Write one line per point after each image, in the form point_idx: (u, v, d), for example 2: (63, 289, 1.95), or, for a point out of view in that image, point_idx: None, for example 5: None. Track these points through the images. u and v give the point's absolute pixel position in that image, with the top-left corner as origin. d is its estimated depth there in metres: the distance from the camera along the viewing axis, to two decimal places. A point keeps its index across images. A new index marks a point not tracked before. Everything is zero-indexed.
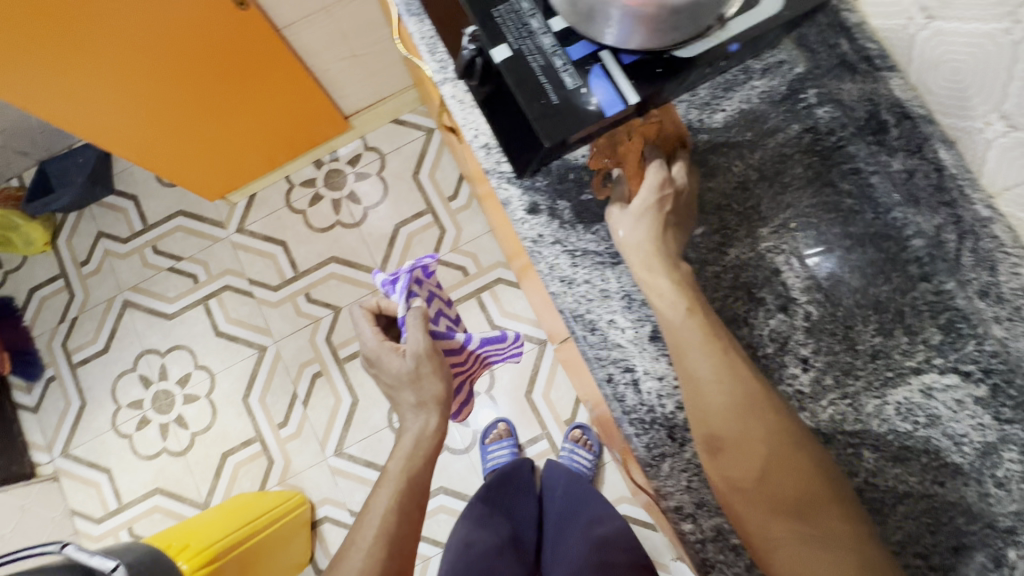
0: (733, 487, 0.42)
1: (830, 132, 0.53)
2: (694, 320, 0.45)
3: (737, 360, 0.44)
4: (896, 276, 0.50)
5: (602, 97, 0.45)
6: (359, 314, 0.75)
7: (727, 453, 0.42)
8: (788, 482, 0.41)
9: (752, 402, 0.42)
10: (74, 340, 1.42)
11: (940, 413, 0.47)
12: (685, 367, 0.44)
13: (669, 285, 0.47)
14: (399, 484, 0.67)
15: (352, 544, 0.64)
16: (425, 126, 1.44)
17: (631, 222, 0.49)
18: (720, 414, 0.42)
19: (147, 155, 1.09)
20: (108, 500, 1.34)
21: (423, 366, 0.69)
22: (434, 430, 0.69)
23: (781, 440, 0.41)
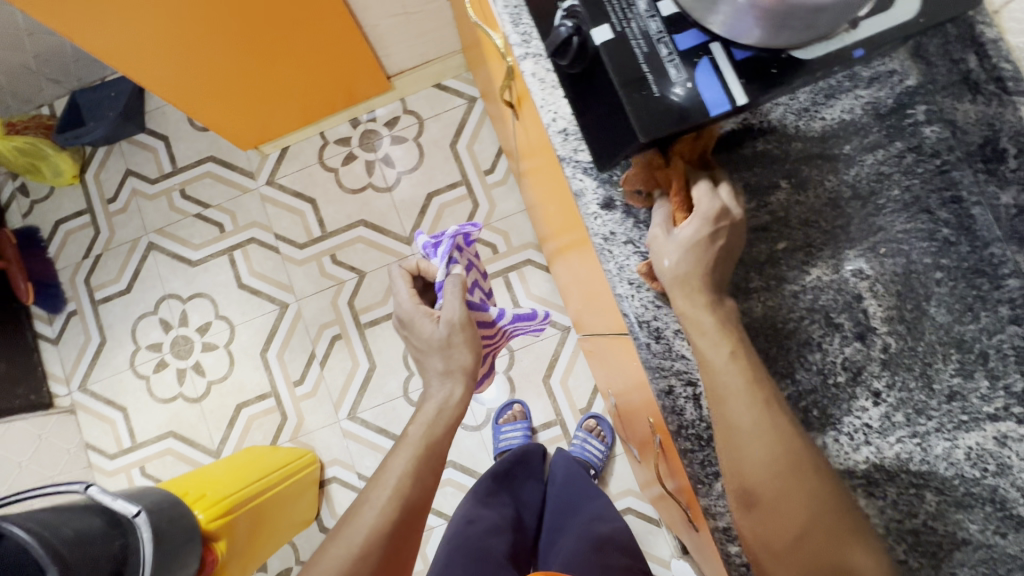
0: (765, 542, 0.42)
1: (935, 154, 0.49)
2: (734, 366, 0.44)
3: (779, 415, 0.43)
4: (985, 315, 0.47)
5: (707, 94, 0.42)
6: (396, 272, 0.71)
7: (761, 508, 0.42)
8: (826, 550, 0.41)
9: (792, 464, 0.42)
10: (98, 277, 1.41)
11: (1012, 463, 0.45)
12: (724, 416, 0.43)
13: (713, 324, 0.45)
14: (419, 449, 0.64)
15: (365, 502, 0.61)
16: (468, 94, 1.39)
17: (682, 251, 0.45)
18: (758, 472, 0.42)
19: (185, 96, 1.06)
20: (122, 438, 1.36)
21: (455, 335, 0.67)
22: (458, 401, 0.66)
23: (820, 505, 0.41)
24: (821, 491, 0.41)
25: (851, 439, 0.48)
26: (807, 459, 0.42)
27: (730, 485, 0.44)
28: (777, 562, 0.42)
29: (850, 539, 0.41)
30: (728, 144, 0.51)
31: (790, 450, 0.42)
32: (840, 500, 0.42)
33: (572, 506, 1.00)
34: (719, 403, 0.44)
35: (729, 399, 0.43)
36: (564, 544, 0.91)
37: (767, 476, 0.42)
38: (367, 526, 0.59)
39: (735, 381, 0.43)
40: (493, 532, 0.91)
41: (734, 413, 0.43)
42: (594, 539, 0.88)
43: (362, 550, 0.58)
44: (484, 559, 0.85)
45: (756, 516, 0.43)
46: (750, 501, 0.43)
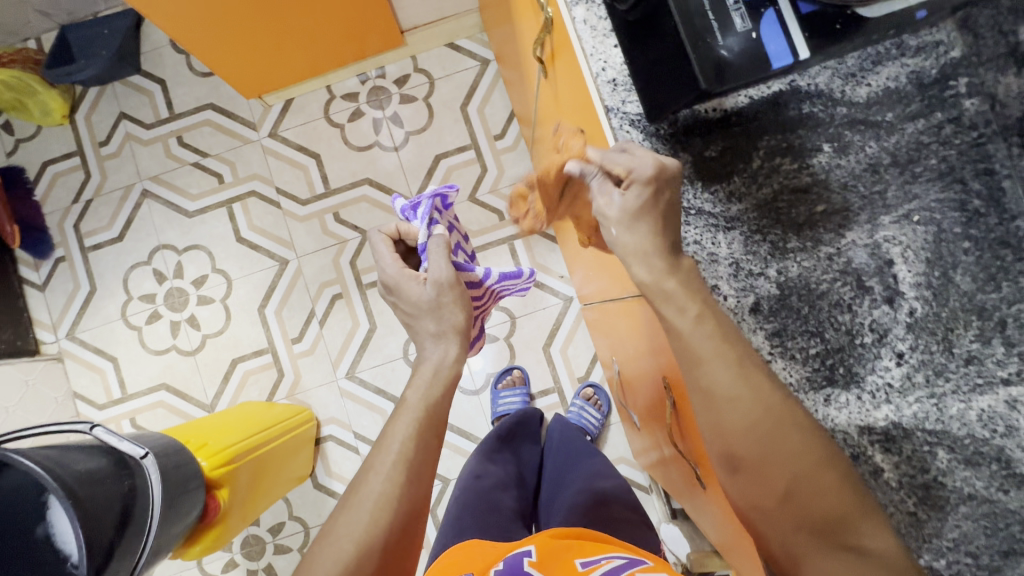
0: (754, 502, 0.47)
1: (973, 127, 0.50)
2: (704, 329, 0.47)
3: (752, 376, 0.46)
4: (1007, 285, 0.49)
5: (771, 46, 0.42)
6: (378, 238, 0.70)
7: (745, 468, 0.47)
8: (811, 498, 0.45)
9: (769, 422, 0.46)
10: (88, 224, 1.36)
11: (1020, 426, 0.48)
12: (703, 383, 0.47)
13: (676, 290, 0.48)
14: (420, 412, 0.61)
15: (368, 469, 0.58)
16: (481, 56, 1.36)
17: (624, 219, 0.50)
18: (736, 433, 0.47)
19: (187, 34, 1.01)
20: (112, 388, 1.33)
21: (443, 295, 0.66)
22: (454, 360, 0.65)
23: (802, 459, 0.45)
24: (802, 444, 0.45)
25: (873, 397, 0.50)
26: (784, 415, 0.46)
27: (716, 449, 0.49)
28: (767, 515, 0.47)
29: (836, 486, 0.44)
30: (775, 105, 0.51)
31: (765, 408, 0.46)
32: (824, 451, 0.45)
33: (569, 464, 1.03)
34: (697, 371, 0.48)
35: (704, 365, 0.47)
36: (564, 497, 0.95)
37: (745, 437, 0.47)
38: (374, 493, 0.55)
39: (709, 348, 0.47)
40: (499, 487, 0.94)
41: (709, 379, 0.47)
42: (594, 493, 0.91)
43: (372, 517, 0.54)
44: (493, 510, 0.88)
45: (744, 476, 0.47)
46: (735, 462, 0.48)
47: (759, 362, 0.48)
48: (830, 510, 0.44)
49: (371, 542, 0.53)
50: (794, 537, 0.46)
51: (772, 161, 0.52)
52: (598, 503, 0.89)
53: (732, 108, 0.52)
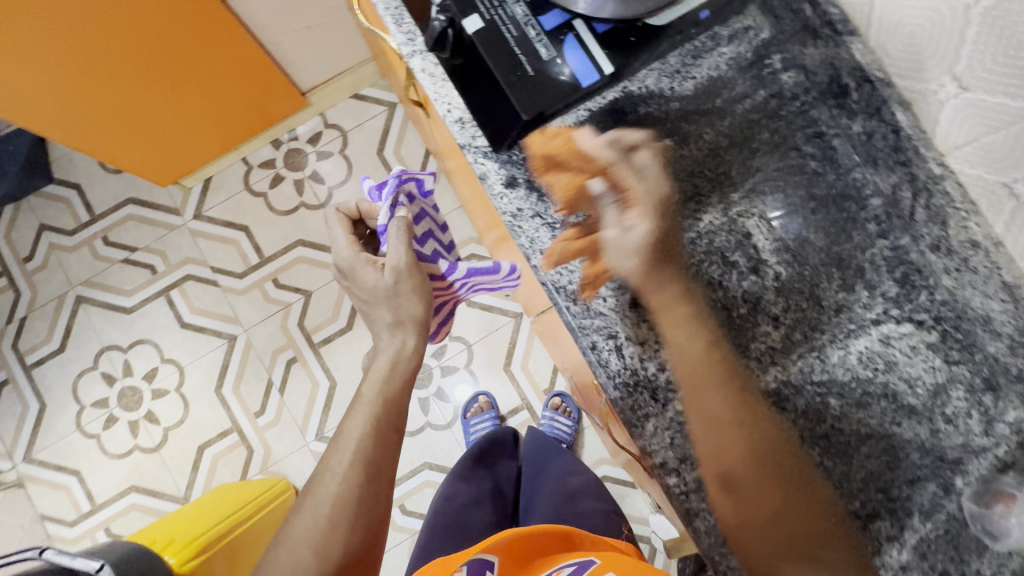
0: (741, 524, 0.47)
1: (796, 97, 0.54)
2: (709, 358, 0.48)
3: (752, 407, 0.48)
4: (857, 233, 0.53)
5: (576, 67, 0.46)
6: (333, 218, 0.65)
7: (739, 490, 0.47)
8: (795, 516, 0.46)
9: (764, 444, 0.47)
10: (27, 342, 1.34)
11: (897, 359, 0.52)
12: (704, 411, 0.48)
13: (688, 315, 0.49)
14: (374, 409, 0.61)
15: (325, 471, 0.60)
16: (387, 100, 1.40)
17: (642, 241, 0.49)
18: (737, 455, 0.47)
19: (88, 137, 1.04)
20: (80, 502, 1.29)
21: (401, 284, 0.61)
22: (412, 351, 0.63)
23: (791, 482, 0.47)
24: (788, 460, 0.47)
25: (759, 361, 0.53)
26: (776, 441, 0.48)
27: (711, 471, 0.48)
28: (752, 540, 0.47)
29: (810, 506, 0.47)
30: (614, 112, 0.54)
31: (758, 429, 0.48)
32: (805, 476, 0.48)
33: (541, 465, 1.08)
34: (700, 400, 0.48)
35: (708, 389, 0.48)
36: (540, 502, 1.00)
37: (745, 459, 0.47)
38: (331, 496, 0.59)
39: (715, 375, 0.48)
40: (471, 505, 1.00)
41: (710, 407, 0.48)
42: (566, 493, 1.00)
43: (329, 522, 0.58)
44: (463, 528, 0.95)
45: (740, 499, 0.47)
46: (732, 483, 0.47)
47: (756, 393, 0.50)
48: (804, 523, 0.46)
49: (329, 548, 0.57)
50: (775, 557, 0.46)
51: None
52: (568, 500, 0.98)
53: (575, 123, 0.53)
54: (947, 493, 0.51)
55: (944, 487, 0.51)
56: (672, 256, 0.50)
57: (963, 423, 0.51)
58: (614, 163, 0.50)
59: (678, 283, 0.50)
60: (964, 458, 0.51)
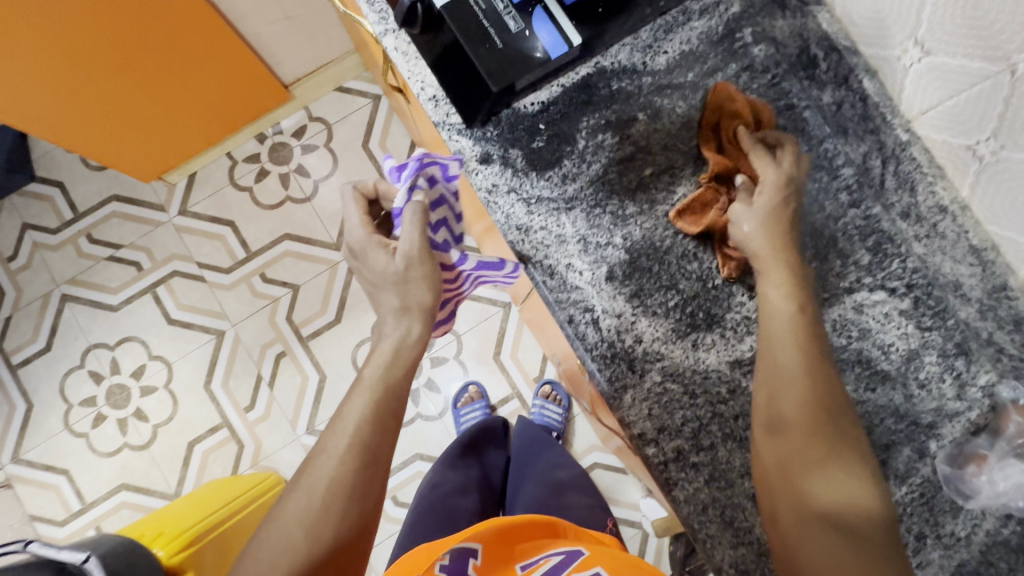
0: (778, 474, 0.43)
1: (767, 69, 0.55)
2: (790, 311, 0.45)
3: (829, 368, 0.44)
4: (829, 203, 0.54)
5: (547, 40, 0.47)
6: (349, 194, 0.62)
7: (786, 438, 0.43)
8: (840, 483, 0.41)
9: (829, 403, 0.43)
10: (12, 342, 1.33)
11: (870, 326, 0.53)
12: (770, 353, 0.45)
13: (783, 276, 0.47)
14: (376, 390, 0.58)
15: (320, 451, 0.56)
16: (371, 92, 1.39)
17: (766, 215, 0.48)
18: (795, 401, 0.43)
19: (65, 131, 1.02)
20: (70, 502, 1.29)
21: (412, 271, 0.59)
22: (416, 339, 0.60)
23: (846, 450, 0.42)
24: (852, 432, 0.43)
25: (735, 332, 0.52)
26: (843, 408, 0.43)
27: (760, 415, 0.45)
28: (781, 492, 0.42)
29: (859, 483, 0.41)
30: (586, 88, 0.55)
31: (827, 388, 0.44)
32: (867, 460, 0.43)
33: (529, 457, 1.09)
34: (771, 343, 0.45)
35: (782, 335, 0.45)
36: (525, 492, 1.01)
37: (803, 408, 0.43)
38: (326, 476, 0.54)
39: (789, 322, 0.45)
40: (456, 492, 1.01)
41: (778, 351, 0.45)
42: (552, 486, 1.01)
43: (324, 503, 0.54)
44: (448, 517, 0.95)
45: (783, 444, 0.43)
46: (779, 427, 0.43)
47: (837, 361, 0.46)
48: (845, 497, 0.41)
49: (321, 531, 0.53)
50: (803, 517, 0.41)
51: (595, 138, 0.55)
52: (555, 493, 0.99)
53: (548, 99, 0.54)
54: (922, 458, 0.52)
55: (919, 451, 0.52)
56: (789, 227, 0.48)
57: (936, 387, 0.52)
58: (753, 148, 0.50)
59: (791, 252, 0.48)
60: (937, 422, 0.52)
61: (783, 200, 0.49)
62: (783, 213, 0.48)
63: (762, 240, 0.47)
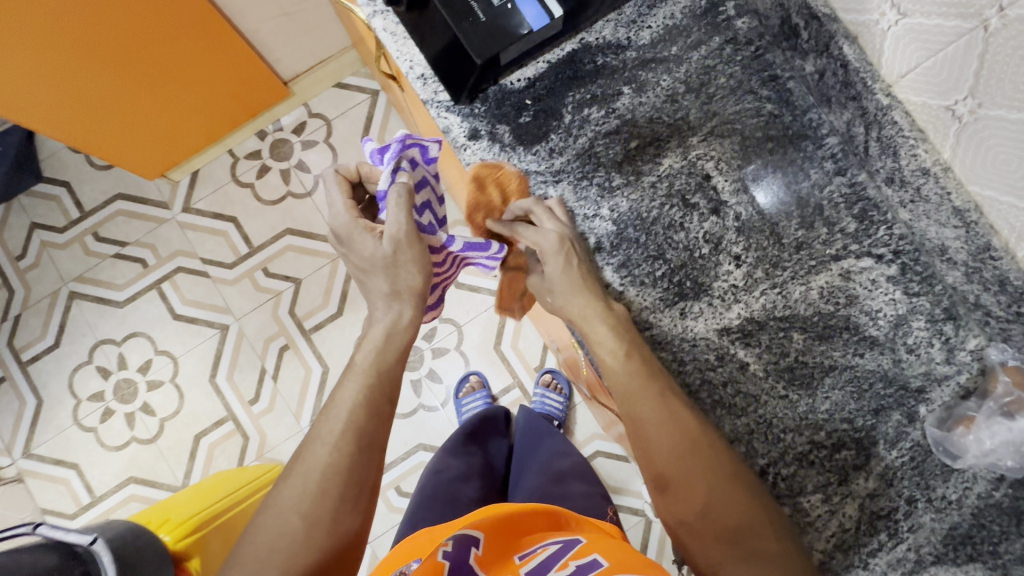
0: (680, 523, 0.48)
1: (750, 42, 0.57)
2: (634, 365, 0.50)
3: (677, 406, 0.50)
4: (815, 171, 0.55)
5: (529, 14, 0.51)
6: (330, 178, 0.61)
7: (672, 489, 0.48)
8: (726, 510, 0.47)
9: (687, 441, 0.49)
10: (22, 339, 1.36)
11: (858, 293, 0.53)
12: (633, 414, 0.50)
13: (607, 331, 0.51)
14: (368, 376, 0.58)
15: (315, 437, 0.56)
16: (370, 88, 1.41)
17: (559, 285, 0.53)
18: (661, 454, 0.49)
19: (72, 128, 1.05)
20: (79, 495, 1.31)
21: (401, 254, 0.59)
22: (408, 323, 0.60)
23: (718, 474, 0.48)
24: (717, 459, 0.48)
25: (722, 300, 0.54)
26: (701, 437, 0.49)
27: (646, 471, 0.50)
28: (692, 539, 0.48)
29: (740, 502, 0.47)
30: (572, 63, 0.56)
31: (683, 426, 0.49)
32: (734, 473, 0.48)
33: (531, 449, 1.09)
34: (628, 405, 0.50)
35: (634, 394, 0.50)
36: (527, 482, 1.01)
37: (669, 456, 0.48)
38: (322, 461, 0.54)
39: (637, 380, 0.50)
40: (460, 479, 1.01)
41: (636, 411, 0.50)
42: (554, 474, 1.00)
43: (320, 487, 0.53)
44: (451, 503, 0.96)
45: (670, 497, 0.49)
46: (663, 482, 0.49)
47: (679, 392, 0.51)
48: (735, 519, 0.47)
49: (319, 515, 0.53)
50: (714, 553, 0.46)
51: (581, 113, 0.56)
52: (557, 481, 0.98)
53: (534, 75, 0.56)
54: (912, 422, 0.52)
55: (908, 415, 0.52)
56: (590, 281, 0.53)
57: (924, 352, 0.52)
58: (518, 235, 0.54)
59: (599, 311, 0.52)
60: (927, 386, 0.52)
61: (569, 263, 0.53)
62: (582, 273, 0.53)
63: (584, 307, 0.52)
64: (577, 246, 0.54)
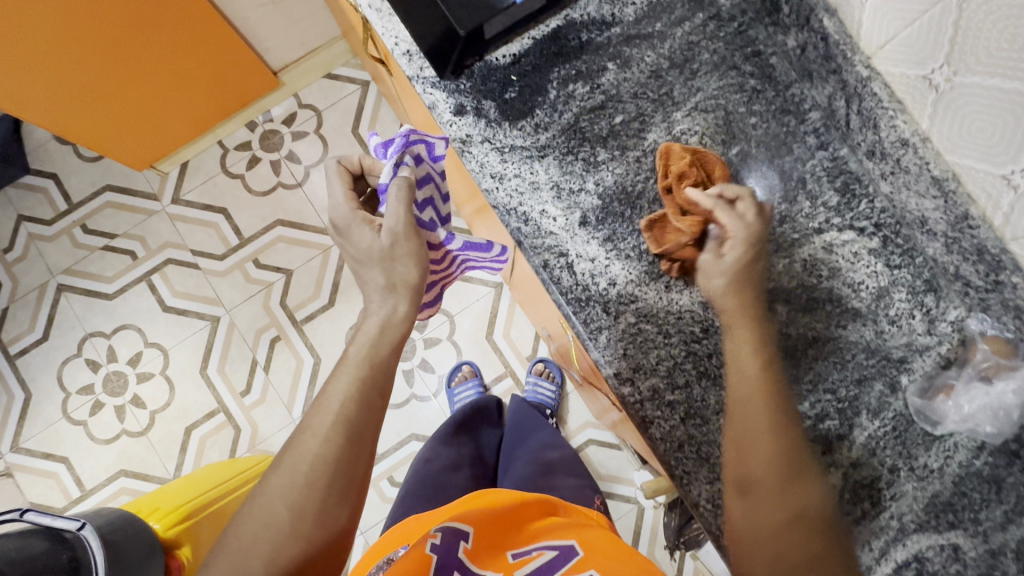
0: (748, 530, 0.45)
1: (733, 18, 0.57)
2: (763, 373, 0.47)
3: (793, 428, 0.47)
4: (797, 146, 0.56)
5: None
6: (332, 168, 0.61)
7: (756, 498, 0.45)
8: (801, 540, 0.45)
9: (790, 464, 0.46)
10: (9, 332, 1.34)
11: (840, 266, 0.54)
12: (743, 415, 0.47)
13: (747, 337, 0.48)
14: (361, 369, 0.56)
15: (305, 428, 0.55)
16: (360, 79, 1.41)
17: (733, 275, 0.50)
18: (762, 463, 0.46)
19: (60, 117, 1.04)
20: (69, 489, 1.30)
21: (398, 247, 0.57)
22: (403, 318, 0.58)
23: (803, 507, 0.46)
24: (808, 493, 0.47)
25: None
26: (802, 468, 0.47)
27: (730, 472, 0.47)
28: (752, 549, 0.45)
29: (815, 540, 0.45)
30: (556, 39, 0.57)
31: (791, 448, 0.46)
32: (819, 515, 0.46)
33: (521, 438, 1.09)
34: (742, 406, 0.47)
35: (756, 398, 0.47)
36: (514, 471, 1.01)
37: (770, 468, 0.45)
38: (311, 454, 0.53)
39: (755, 389, 0.47)
40: (450, 469, 1.01)
41: (752, 414, 0.46)
42: (543, 464, 1.01)
43: (308, 480, 0.52)
44: (440, 490, 0.96)
45: (752, 503, 0.46)
46: (750, 488, 0.46)
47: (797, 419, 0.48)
48: (807, 550, 0.45)
49: (305, 506, 0.52)
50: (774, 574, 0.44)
51: (566, 88, 0.57)
52: (545, 471, 0.99)
53: (519, 51, 0.57)
54: (894, 392, 0.53)
55: (891, 385, 0.53)
56: (748, 279, 0.50)
57: (906, 323, 0.53)
58: (716, 207, 0.51)
59: (750, 309, 0.49)
60: (908, 357, 0.53)
61: (747, 256, 0.50)
62: (745, 271, 0.50)
63: (730, 306, 0.49)
64: (756, 246, 0.50)
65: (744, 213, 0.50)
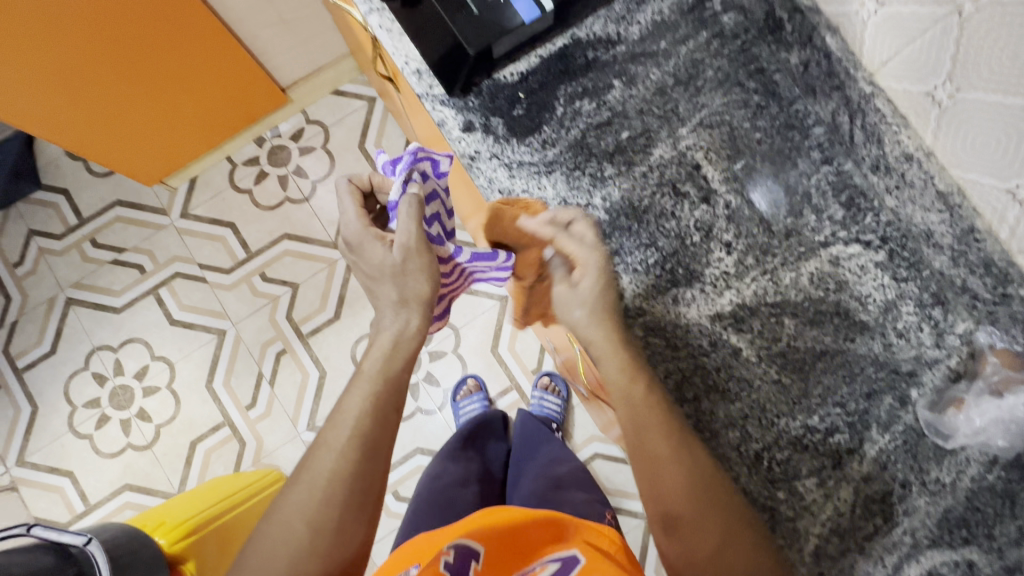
0: (688, 563, 0.48)
1: (736, 36, 0.58)
2: (653, 400, 0.51)
3: (692, 447, 0.50)
4: (802, 161, 0.56)
5: (522, 9, 0.54)
6: (343, 186, 0.61)
7: (682, 530, 0.49)
8: (737, 555, 0.47)
9: (701, 482, 0.49)
10: (18, 346, 1.35)
11: (847, 279, 0.54)
12: (646, 448, 0.50)
13: (625, 362, 0.52)
14: (377, 382, 0.57)
15: (322, 443, 0.55)
16: (367, 95, 1.43)
17: (589, 304, 0.53)
18: (675, 493, 0.49)
19: (74, 133, 1.06)
20: (73, 503, 1.29)
21: (411, 262, 0.58)
22: (415, 332, 0.59)
23: (730, 519, 0.48)
24: (731, 504, 0.49)
25: (714, 287, 0.55)
26: (714, 482, 0.49)
27: (655, 510, 0.50)
28: None
29: (751, 550, 0.47)
30: (563, 57, 0.58)
31: (696, 467, 0.49)
32: (746, 521, 0.48)
33: (530, 453, 1.09)
34: (642, 440, 0.50)
35: (648, 431, 0.50)
36: (523, 488, 1.00)
37: (683, 496, 0.49)
38: (327, 469, 0.53)
39: (649, 417, 0.51)
40: (458, 484, 1.00)
41: (651, 447, 0.50)
42: (552, 479, 1.00)
43: (325, 495, 0.52)
44: (449, 506, 0.94)
45: (680, 537, 0.49)
46: (673, 521, 0.49)
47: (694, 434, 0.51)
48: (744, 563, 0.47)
49: (323, 522, 0.52)
50: None
51: (572, 105, 0.58)
52: (554, 486, 0.98)
53: (526, 69, 0.58)
54: (904, 405, 0.52)
55: (900, 399, 0.53)
56: (610, 302, 0.54)
57: (914, 336, 0.53)
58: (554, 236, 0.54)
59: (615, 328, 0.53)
60: (918, 370, 0.53)
61: (599, 281, 0.54)
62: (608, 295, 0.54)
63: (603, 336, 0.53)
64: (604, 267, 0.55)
65: (586, 238, 0.54)
